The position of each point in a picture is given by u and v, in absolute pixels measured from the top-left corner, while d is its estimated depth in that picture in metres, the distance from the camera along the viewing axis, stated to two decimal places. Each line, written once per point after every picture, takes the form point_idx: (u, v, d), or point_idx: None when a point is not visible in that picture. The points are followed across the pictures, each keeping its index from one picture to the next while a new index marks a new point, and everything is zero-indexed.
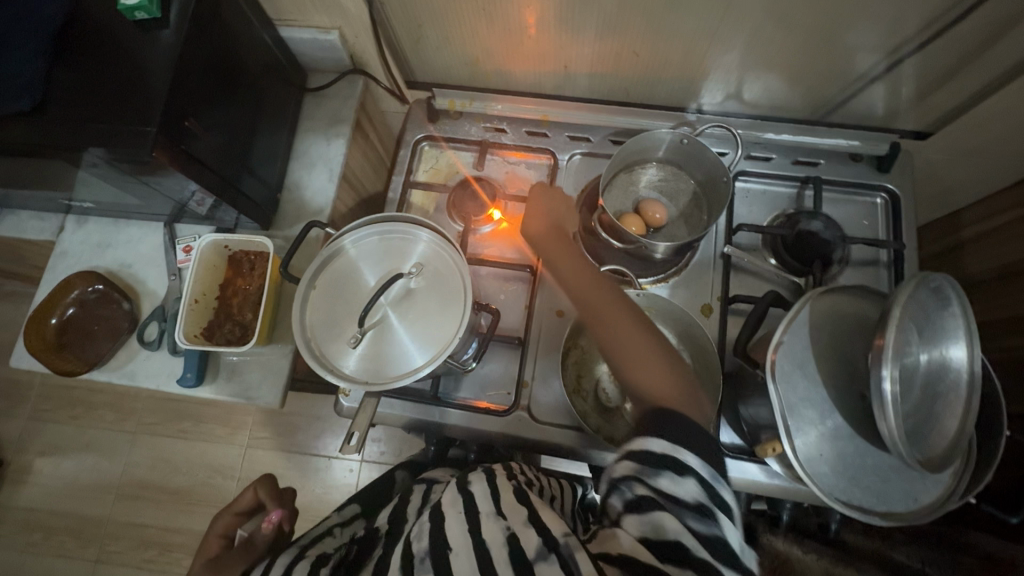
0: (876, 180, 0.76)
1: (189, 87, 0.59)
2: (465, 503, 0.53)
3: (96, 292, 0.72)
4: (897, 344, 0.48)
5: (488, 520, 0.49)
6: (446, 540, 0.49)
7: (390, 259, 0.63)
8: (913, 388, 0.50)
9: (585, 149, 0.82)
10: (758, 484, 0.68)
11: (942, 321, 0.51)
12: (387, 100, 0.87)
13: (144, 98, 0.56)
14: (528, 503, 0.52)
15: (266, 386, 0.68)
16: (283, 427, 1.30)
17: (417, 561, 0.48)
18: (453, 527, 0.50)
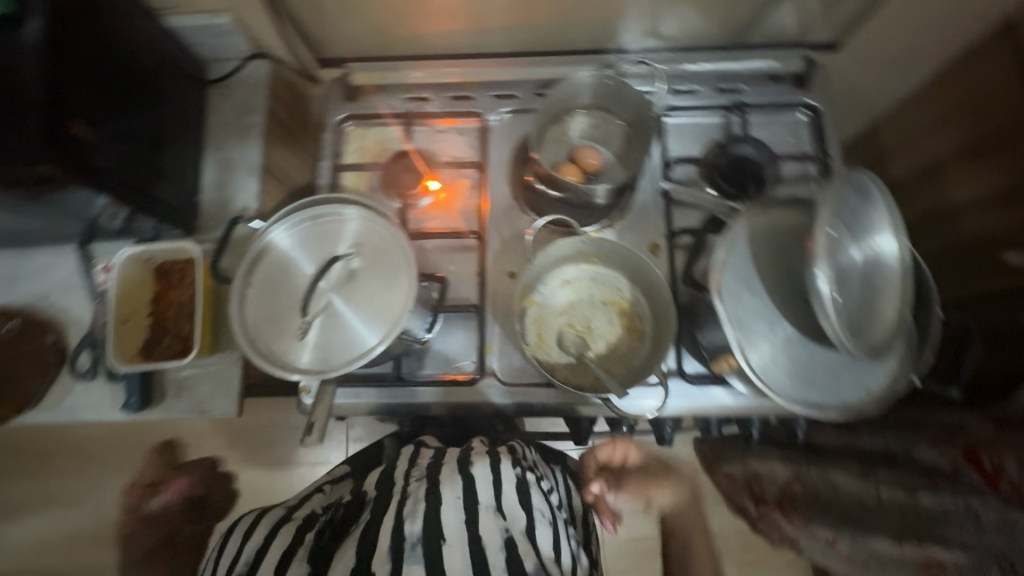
0: (797, 97, 0.78)
1: (71, 90, 0.54)
2: (461, 487, 0.61)
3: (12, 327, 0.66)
4: (827, 243, 0.49)
5: (485, 513, 0.59)
6: (441, 532, 0.56)
7: (326, 243, 0.60)
8: (850, 283, 0.52)
9: (513, 106, 0.80)
10: (725, 407, 0.69)
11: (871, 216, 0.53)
12: (301, 84, 0.83)
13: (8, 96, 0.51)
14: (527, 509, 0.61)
15: (218, 397, 0.65)
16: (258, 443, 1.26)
17: (409, 545, 0.55)
18: (448, 514, 0.58)
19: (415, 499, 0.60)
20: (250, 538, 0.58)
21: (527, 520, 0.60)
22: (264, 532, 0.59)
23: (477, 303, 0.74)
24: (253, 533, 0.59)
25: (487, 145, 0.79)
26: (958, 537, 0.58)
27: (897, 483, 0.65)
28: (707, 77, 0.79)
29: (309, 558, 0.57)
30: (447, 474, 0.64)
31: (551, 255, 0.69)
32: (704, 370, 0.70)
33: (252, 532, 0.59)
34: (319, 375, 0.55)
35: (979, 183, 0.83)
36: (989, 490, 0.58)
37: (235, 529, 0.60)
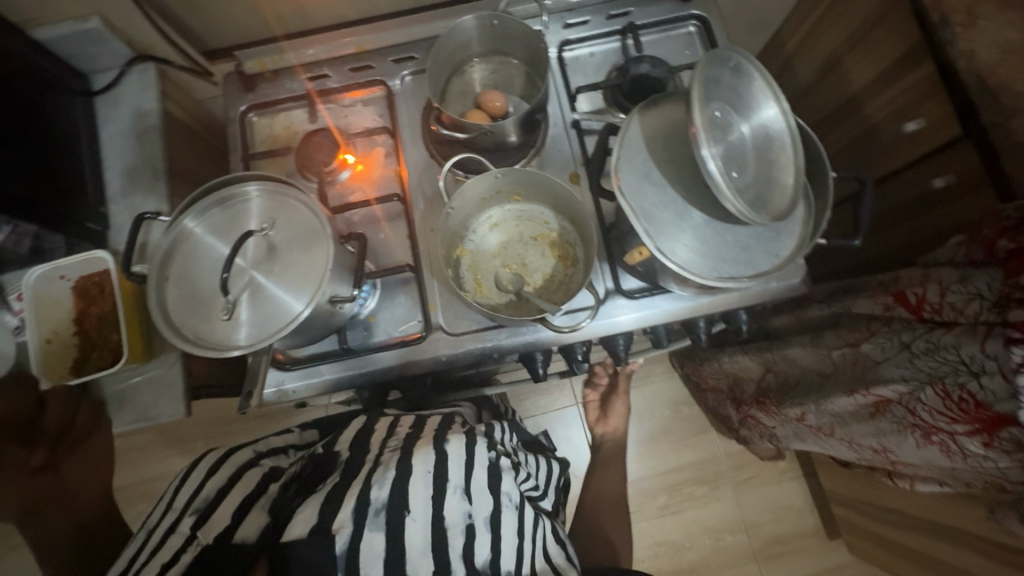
0: (683, 10, 0.80)
1: None
2: (434, 458, 0.61)
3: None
4: (707, 121, 0.51)
5: (453, 496, 0.60)
6: (406, 503, 0.57)
7: (237, 222, 0.60)
8: (739, 159, 0.54)
9: (413, 69, 0.80)
10: (671, 313, 0.72)
11: (746, 92, 0.55)
12: (196, 85, 0.82)
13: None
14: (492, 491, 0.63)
15: (162, 403, 0.64)
16: None
17: (373, 511, 0.55)
18: (417, 490, 0.58)
19: (385, 466, 0.60)
20: (211, 480, 0.62)
21: (492, 507, 0.63)
22: (225, 478, 0.63)
23: (412, 264, 0.74)
24: (213, 477, 0.63)
25: (395, 111, 0.79)
26: (894, 373, 0.71)
27: (843, 341, 0.80)
28: (597, 6, 0.81)
29: (273, 513, 0.59)
30: (421, 444, 0.63)
31: (471, 200, 0.69)
32: (643, 283, 0.72)
33: (215, 478, 0.63)
34: (252, 349, 0.55)
35: (871, 63, 0.87)
36: (919, 321, 0.69)
37: (201, 467, 0.65)
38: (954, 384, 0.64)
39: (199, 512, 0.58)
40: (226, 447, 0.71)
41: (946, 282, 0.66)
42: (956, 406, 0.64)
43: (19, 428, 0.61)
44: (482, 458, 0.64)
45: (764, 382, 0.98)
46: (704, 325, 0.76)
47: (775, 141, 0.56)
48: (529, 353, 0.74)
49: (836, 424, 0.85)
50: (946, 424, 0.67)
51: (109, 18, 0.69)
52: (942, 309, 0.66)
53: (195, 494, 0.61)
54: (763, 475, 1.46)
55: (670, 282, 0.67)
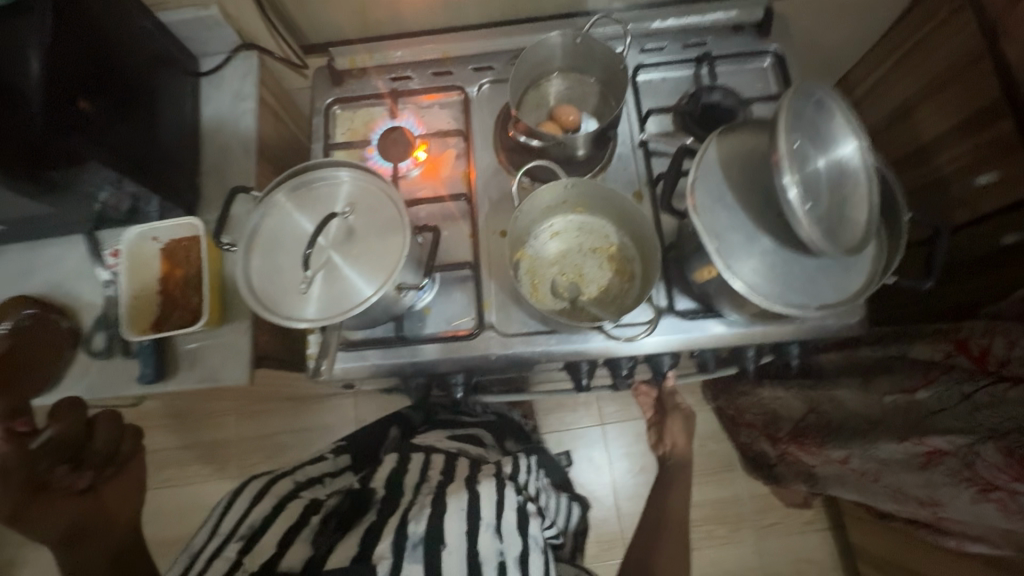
0: (760, 45, 0.81)
1: (73, 67, 0.60)
2: (467, 499, 0.66)
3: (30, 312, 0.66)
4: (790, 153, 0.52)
5: (486, 532, 0.64)
6: (442, 537, 0.61)
7: (320, 203, 0.63)
8: (814, 193, 0.55)
9: (491, 78, 0.84)
10: (722, 338, 0.73)
11: (830, 130, 0.56)
12: (288, 75, 0.87)
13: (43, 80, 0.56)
14: (521, 530, 0.66)
15: (230, 366, 0.67)
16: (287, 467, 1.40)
17: (411, 545, 0.59)
18: (452, 524, 0.63)
19: (422, 504, 0.65)
20: (254, 508, 0.65)
21: (523, 547, 0.64)
22: (267, 505, 0.66)
23: (472, 261, 0.76)
24: (259, 502, 0.66)
25: (470, 116, 0.83)
26: (948, 424, 0.71)
27: (898, 388, 0.79)
28: (674, 34, 0.83)
29: (315, 540, 0.62)
30: (454, 487, 0.68)
31: (539, 207, 0.71)
32: (695, 305, 0.73)
33: (259, 505, 0.66)
34: (321, 324, 0.58)
35: (946, 113, 0.86)
36: (981, 373, 0.70)
37: (241, 496, 0.68)
38: (1019, 443, 0.63)
39: (244, 539, 0.60)
40: (268, 475, 0.75)
41: (1015, 336, 0.67)
42: (1018, 465, 0.63)
43: (71, 449, 0.56)
44: (512, 499, 0.69)
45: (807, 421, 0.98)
46: (752, 353, 0.76)
47: (851, 178, 0.57)
48: (575, 362, 0.75)
49: (882, 470, 0.83)
50: (1006, 482, 0.66)
51: (226, 7, 0.75)
52: (1009, 362, 0.67)
53: (239, 520, 0.63)
54: (787, 523, 1.42)
55: (725, 306, 0.68)
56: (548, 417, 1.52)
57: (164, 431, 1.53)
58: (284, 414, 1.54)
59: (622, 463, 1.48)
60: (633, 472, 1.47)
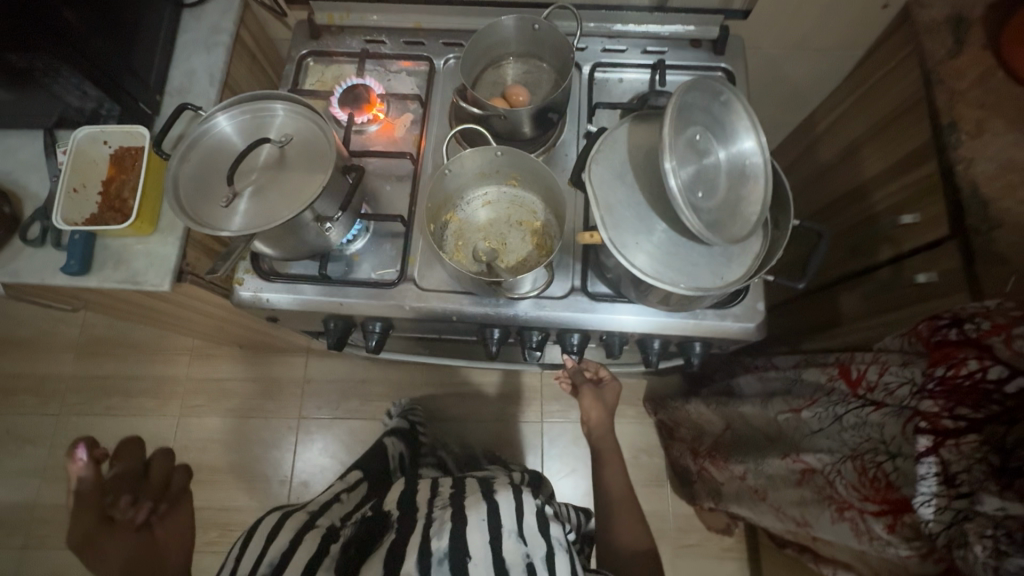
0: (712, 62, 0.86)
1: None
2: (486, 510, 0.78)
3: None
4: (679, 141, 0.56)
5: (509, 538, 0.74)
6: (466, 549, 0.72)
7: (259, 131, 0.68)
8: (704, 183, 0.58)
9: (458, 54, 0.88)
10: (629, 325, 0.76)
11: (731, 130, 0.60)
12: (271, 22, 0.92)
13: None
14: (541, 535, 0.76)
15: (153, 271, 0.71)
16: (245, 426, 1.53)
17: (438, 560, 0.70)
18: (475, 537, 0.73)
19: (442, 521, 0.77)
20: (269, 549, 0.76)
21: (546, 548, 0.74)
22: (285, 543, 0.77)
23: (406, 217, 0.80)
24: (279, 533, 0.81)
25: (433, 85, 0.87)
26: (825, 444, 0.73)
27: (787, 407, 0.80)
28: (635, 39, 0.88)
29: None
30: (473, 503, 0.80)
31: (470, 171, 0.75)
32: (609, 291, 0.76)
33: (277, 542, 0.78)
34: (234, 236, 0.62)
35: (885, 156, 0.90)
36: (854, 397, 0.70)
37: (254, 539, 0.79)
38: (872, 462, 0.65)
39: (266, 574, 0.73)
40: (280, 507, 0.91)
41: (887, 362, 0.66)
42: (869, 483, 0.65)
43: None
44: (529, 506, 0.80)
45: (725, 437, 1.00)
46: (657, 343, 0.79)
47: (748, 177, 0.60)
48: (488, 327, 0.79)
49: (769, 487, 0.87)
50: (857, 501, 0.68)
51: None
52: (877, 389, 0.66)
53: (260, 560, 0.74)
54: (706, 546, 1.43)
55: (631, 292, 0.71)
56: (491, 406, 1.54)
57: (117, 361, 1.56)
58: (237, 361, 1.57)
59: (555, 463, 1.50)
60: (564, 472, 1.49)
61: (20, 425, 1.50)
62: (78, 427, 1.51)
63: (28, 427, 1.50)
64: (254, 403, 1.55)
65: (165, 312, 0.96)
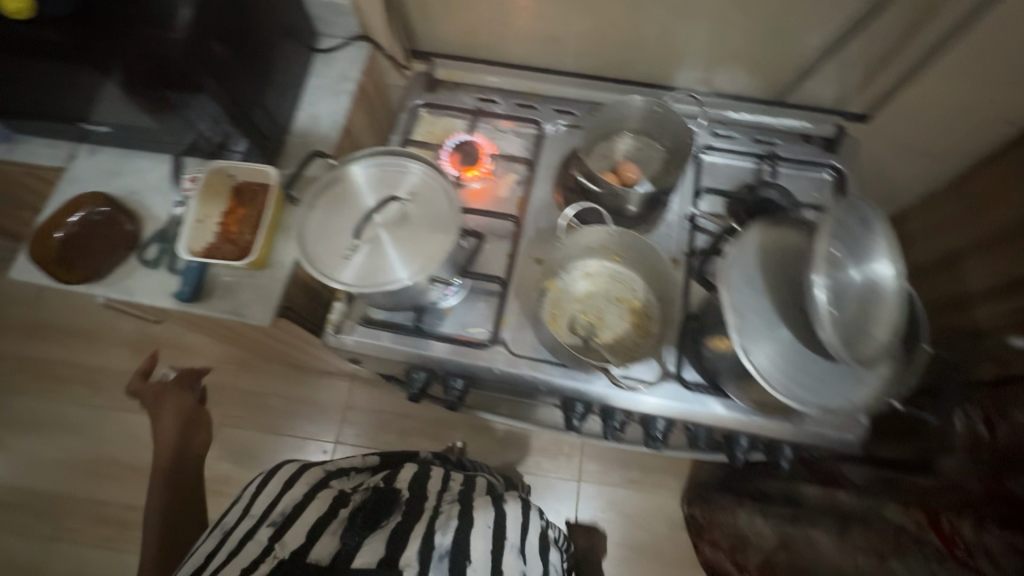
0: (823, 158, 0.85)
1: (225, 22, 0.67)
2: (492, 515, 0.83)
3: (105, 212, 0.75)
4: (827, 259, 0.54)
5: (510, 552, 0.79)
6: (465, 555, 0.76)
7: (386, 186, 0.69)
8: (848, 299, 0.56)
9: (569, 122, 0.90)
10: (717, 417, 0.73)
11: (879, 248, 0.58)
12: (389, 72, 0.97)
13: (195, 19, 0.63)
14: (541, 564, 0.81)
15: (257, 306, 0.72)
16: (280, 444, 1.52)
17: (437, 557, 0.74)
18: (478, 541, 0.78)
19: (448, 517, 0.82)
20: (285, 498, 0.84)
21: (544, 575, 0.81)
22: (297, 497, 0.85)
23: (503, 278, 0.80)
24: (296, 489, 0.87)
25: (540, 150, 0.88)
26: None
27: (870, 549, 0.76)
28: (746, 128, 0.89)
29: (339, 536, 0.78)
30: (481, 505, 0.85)
31: (579, 245, 0.76)
32: (701, 380, 0.74)
33: (291, 494, 0.86)
34: (352, 289, 0.64)
35: (992, 272, 0.87)
36: (948, 556, 0.68)
37: (271, 486, 0.87)
38: None
39: (276, 525, 0.78)
40: (303, 462, 0.98)
41: (982, 521, 0.67)
42: None
43: None
44: (534, 525, 0.87)
45: (775, 557, 0.88)
46: (744, 440, 0.75)
47: (881, 297, 0.58)
48: (571, 401, 0.77)
49: None
50: None
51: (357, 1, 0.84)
52: (976, 554, 0.66)
53: (274, 507, 0.82)
54: None
55: (730, 388, 0.69)
56: (528, 458, 1.50)
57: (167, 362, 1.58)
58: (281, 378, 1.57)
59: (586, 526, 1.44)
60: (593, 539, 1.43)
61: (67, 414, 1.51)
62: (121, 423, 1.50)
63: (73, 418, 1.51)
64: (292, 422, 1.54)
65: (240, 336, 0.97)
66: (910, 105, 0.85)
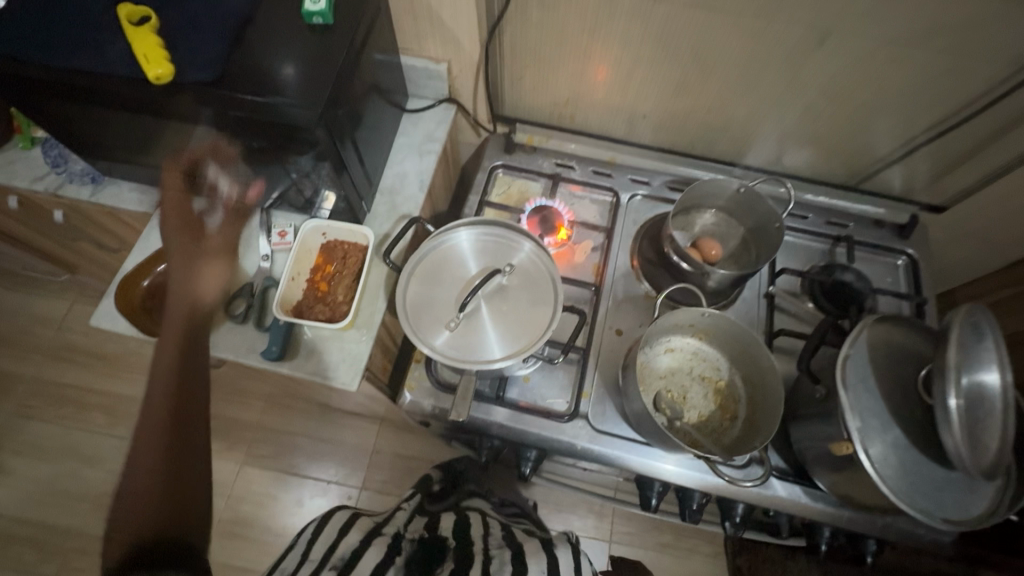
0: (898, 245, 0.87)
1: (347, 89, 0.68)
2: (547, 560, 0.68)
3: (215, 197, 0.71)
4: (955, 369, 0.53)
5: None
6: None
7: (487, 257, 0.70)
8: (976, 410, 0.55)
9: (646, 191, 0.91)
10: (802, 507, 0.70)
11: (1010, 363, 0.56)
12: (466, 132, 1.00)
13: (307, 87, 0.62)
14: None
15: (345, 368, 0.71)
16: (296, 484, 1.43)
17: None
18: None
19: (502, 560, 0.67)
20: (344, 540, 0.67)
21: None
22: (355, 541, 0.68)
23: (583, 349, 0.80)
24: (349, 532, 0.70)
25: (615, 220, 0.89)
26: None
27: None
28: (820, 209, 0.91)
29: None
30: (532, 551, 0.70)
31: (671, 322, 0.75)
32: (785, 464, 0.73)
33: (347, 538, 0.68)
34: (455, 363, 0.62)
35: None
36: None
37: (327, 531, 0.69)
38: None
39: (339, 564, 0.62)
40: (349, 510, 0.80)
41: None
42: None
43: None
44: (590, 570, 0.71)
45: None
46: (826, 529, 0.72)
47: (995, 406, 0.56)
48: (648, 480, 0.76)
49: None
50: None
51: (452, 67, 0.87)
52: None
53: (331, 548, 0.65)
54: None
55: (821, 481, 0.66)
56: (552, 511, 1.38)
57: None
58: (306, 415, 1.50)
59: None
60: None
61: (84, 444, 1.39)
62: None
63: (84, 447, 1.39)
64: (314, 462, 1.45)
65: (294, 384, 0.94)
66: (981, 206, 0.87)
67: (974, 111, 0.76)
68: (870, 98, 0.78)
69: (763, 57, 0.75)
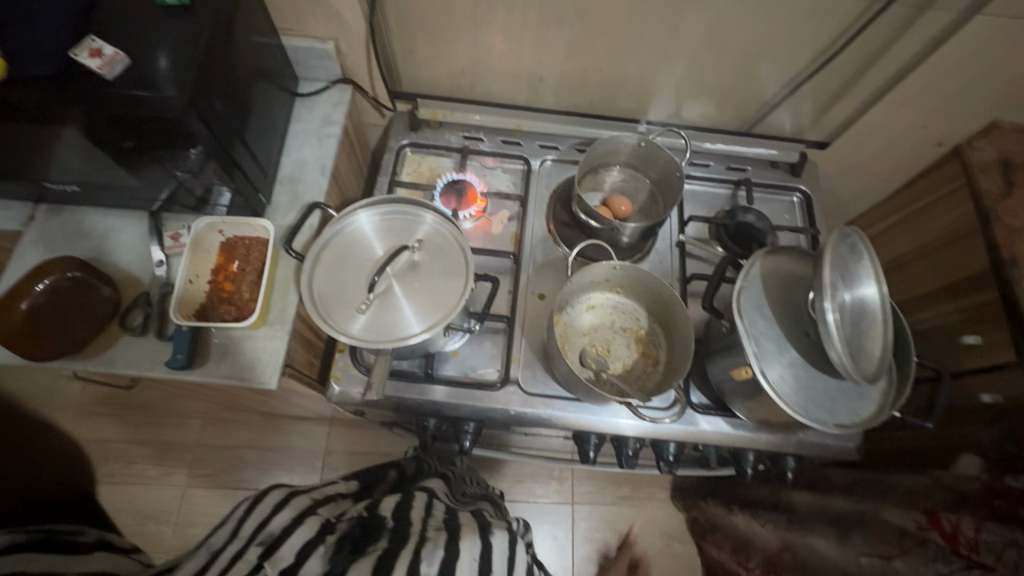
0: (791, 183, 0.93)
1: (221, 73, 0.64)
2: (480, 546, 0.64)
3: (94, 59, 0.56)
4: (832, 286, 0.58)
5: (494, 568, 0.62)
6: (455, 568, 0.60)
7: (395, 236, 0.69)
8: (854, 322, 0.60)
9: (555, 156, 0.92)
10: (724, 436, 0.75)
11: (881, 275, 0.62)
12: (370, 113, 0.98)
13: (171, 72, 0.58)
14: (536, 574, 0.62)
15: (260, 366, 0.68)
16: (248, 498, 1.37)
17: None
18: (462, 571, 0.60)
19: (434, 542, 0.63)
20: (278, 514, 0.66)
21: None
22: (289, 516, 0.66)
23: (508, 316, 0.80)
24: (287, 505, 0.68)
25: (528, 186, 0.89)
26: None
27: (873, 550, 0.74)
28: (720, 157, 0.95)
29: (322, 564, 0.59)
30: (468, 533, 0.66)
31: (586, 279, 0.76)
32: (707, 400, 0.77)
33: (282, 513, 0.66)
34: (369, 345, 0.61)
35: None
36: (953, 553, 0.67)
37: (265, 504, 0.68)
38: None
39: (266, 543, 0.61)
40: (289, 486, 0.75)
41: (981, 517, 0.66)
42: None
43: None
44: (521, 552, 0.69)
45: (780, 559, 0.89)
46: (749, 454, 0.77)
47: (871, 316, 0.61)
48: (584, 434, 0.78)
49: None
50: None
51: (340, 45, 0.84)
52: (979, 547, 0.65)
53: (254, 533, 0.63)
54: None
55: (737, 408, 0.71)
56: (514, 483, 1.40)
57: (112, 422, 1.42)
58: (249, 427, 1.44)
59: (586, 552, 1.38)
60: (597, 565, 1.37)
61: None
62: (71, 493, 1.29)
63: None
64: (265, 474, 1.40)
65: (219, 394, 0.90)
66: (859, 139, 0.94)
67: (840, 48, 0.81)
68: (749, 44, 0.81)
69: (644, 11, 0.77)
